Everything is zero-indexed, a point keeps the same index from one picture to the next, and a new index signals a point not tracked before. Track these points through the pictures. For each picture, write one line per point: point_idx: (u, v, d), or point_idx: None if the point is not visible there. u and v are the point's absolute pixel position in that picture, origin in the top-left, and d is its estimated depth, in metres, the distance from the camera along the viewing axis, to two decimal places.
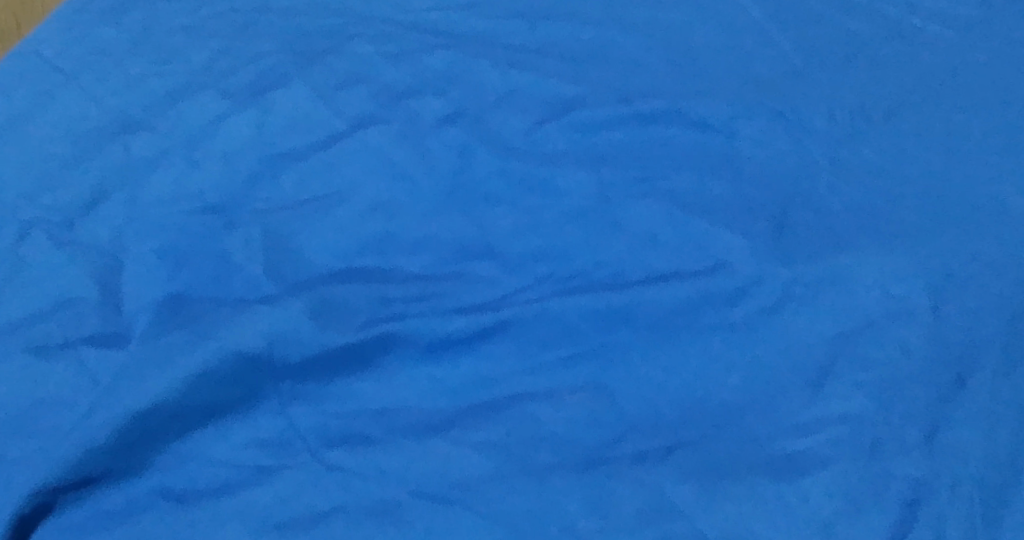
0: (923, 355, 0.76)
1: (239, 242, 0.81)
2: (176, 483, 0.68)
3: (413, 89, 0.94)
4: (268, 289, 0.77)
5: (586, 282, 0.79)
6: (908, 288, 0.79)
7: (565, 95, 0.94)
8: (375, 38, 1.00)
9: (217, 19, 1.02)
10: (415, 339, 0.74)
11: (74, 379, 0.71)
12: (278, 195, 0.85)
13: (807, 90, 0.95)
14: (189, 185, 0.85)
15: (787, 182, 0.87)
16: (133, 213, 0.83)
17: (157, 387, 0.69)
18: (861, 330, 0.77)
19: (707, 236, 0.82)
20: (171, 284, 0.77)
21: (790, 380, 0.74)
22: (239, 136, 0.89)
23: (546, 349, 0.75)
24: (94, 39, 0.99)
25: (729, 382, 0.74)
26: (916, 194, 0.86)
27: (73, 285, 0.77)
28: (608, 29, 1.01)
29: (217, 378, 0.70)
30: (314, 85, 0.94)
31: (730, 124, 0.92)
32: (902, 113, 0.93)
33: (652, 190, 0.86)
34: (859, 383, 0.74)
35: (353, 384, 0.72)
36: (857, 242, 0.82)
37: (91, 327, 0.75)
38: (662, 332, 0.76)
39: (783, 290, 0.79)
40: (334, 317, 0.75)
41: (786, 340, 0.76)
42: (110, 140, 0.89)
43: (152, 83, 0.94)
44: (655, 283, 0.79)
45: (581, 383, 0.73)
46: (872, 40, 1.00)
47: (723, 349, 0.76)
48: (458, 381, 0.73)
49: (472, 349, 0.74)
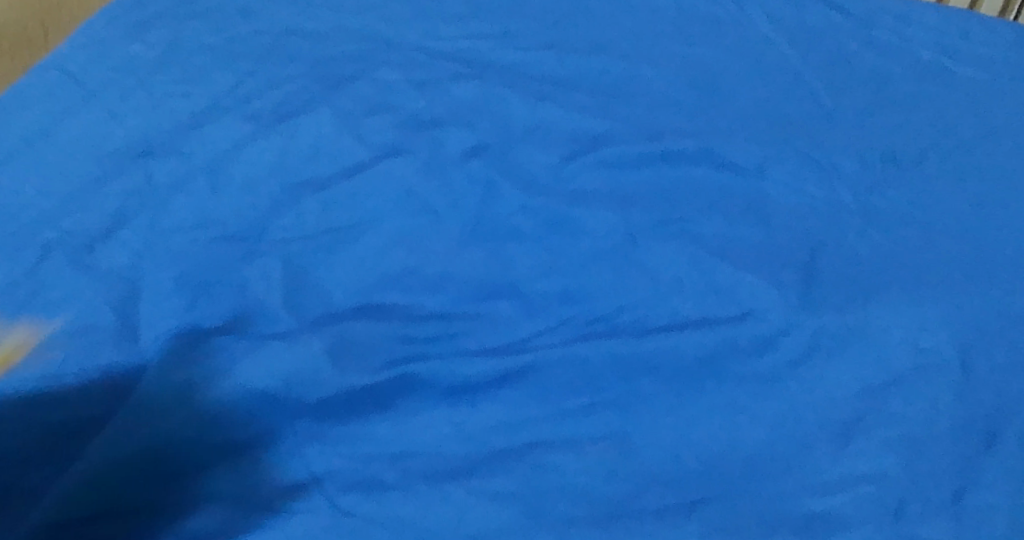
0: (950, 411, 0.74)
1: (259, 274, 0.80)
2: (161, 530, 0.64)
3: (440, 119, 0.94)
4: (287, 324, 0.76)
5: (610, 326, 0.77)
6: (939, 343, 0.78)
7: (593, 131, 0.94)
8: (402, 66, 1.00)
9: (246, 42, 1.02)
10: (435, 380, 0.72)
11: (87, 409, 0.70)
12: (300, 226, 0.84)
13: (837, 136, 0.95)
14: (211, 212, 0.85)
15: (817, 229, 0.86)
16: (154, 240, 0.82)
17: (170, 426, 0.68)
18: (889, 384, 0.76)
19: (735, 282, 0.81)
20: (189, 314, 0.77)
21: (817, 436, 0.73)
22: (263, 162, 0.89)
23: (567, 396, 0.73)
24: (122, 57, 0.99)
25: (754, 435, 0.72)
26: (944, 243, 0.86)
27: (90, 311, 0.77)
28: (636, 65, 1.02)
29: (233, 420, 0.69)
30: (342, 113, 0.93)
31: (759, 167, 0.92)
32: (930, 163, 0.93)
33: (679, 234, 0.85)
34: (885, 441, 0.73)
35: (367, 426, 0.71)
36: (888, 291, 0.81)
37: (106, 354, 0.73)
38: (687, 380, 0.75)
39: (811, 341, 0.78)
40: (353, 356, 0.73)
41: (812, 394, 0.75)
42: (132, 162, 0.88)
43: (177, 104, 0.94)
44: (682, 329, 0.77)
45: (602, 432, 0.71)
46: (901, 90, 1.01)
47: (749, 401, 0.74)
48: (477, 426, 0.71)
49: (493, 393, 0.73)
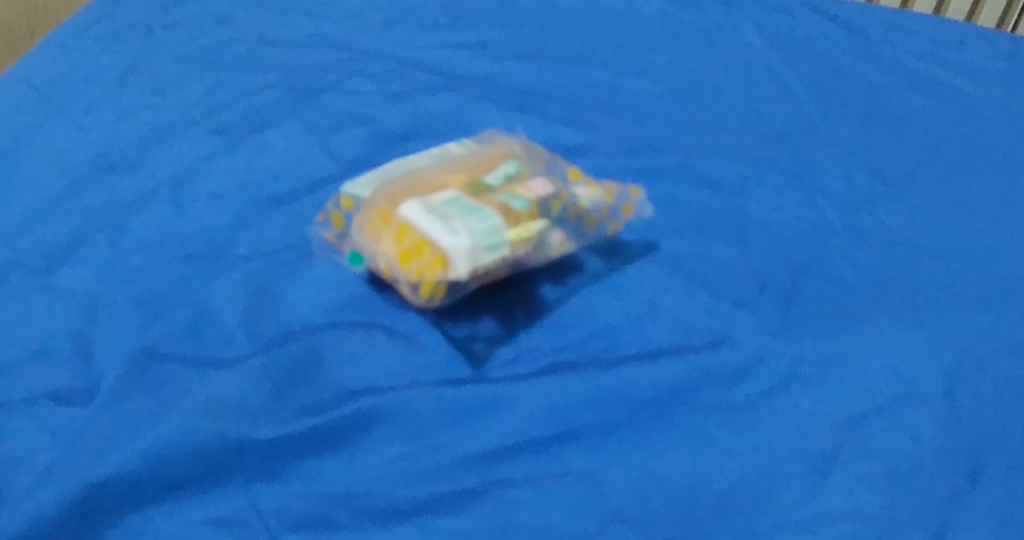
0: (933, 444, 0.72)
1: (218, 294, 0.77)
2: None
3: (414, 132, 0.91)
4: (244, 347, 0.73)
5: (578, 355, 0.75)
6: (921, 372, 0.75)
7: (571, 142, 0.91)
8: (376, 77, 0.97)
9: (217, 51, 0.99)
10: (396, 414, 0.70)
11: (33, 441, 0.67)
12: (263, 244, 0.81)
13: (822, 153, 0.93)
14: (172, 229, 0.82)
15: (799, 250, 0.84)
16: (111, 258, 0.79)
17: (114, 460, 0.65)
18: (869, 415, 0.73)
19: (711, 308, 0.78)
20: (144, 337, 0.73)
21: (793, 470, 0.70)
22: (228, 178, 0.86)
23: (535, 428, 0.70)
24: (89, 67, 0.96)
25: (728, 469, 0.69)
26: (930, 266, 0.83)
27: (41, 334, 0.74)
28: (618, 78, 0.99)
29: (179, 452, 0.65)
30: (312, 126, 0.91)
31: (740, 186, 0.89)
32: (918, 181, 0.91)
33: (655, 256, 0.82)
34: (865, 475, 0.70)
35: (321, 461, 0.68)
36: (870, 318, 0.79)
37: (57, 380, 0.71)
38: (659, 410, 0.72)
39: (789, 369, 0.75)
40: (310, 386, 0.71)
41: (789, 425, 0.72)
42: (93, 177, 0.85)
43: (143, 116, 0.91)
44: (653, 358, 0.74)
45: (566, 467, 0.68)
46: (890, 104, 0.99)
47: (723, 434, 0.71)
48: (438, 462, 0.68)
49: (457, 426, 0.70)
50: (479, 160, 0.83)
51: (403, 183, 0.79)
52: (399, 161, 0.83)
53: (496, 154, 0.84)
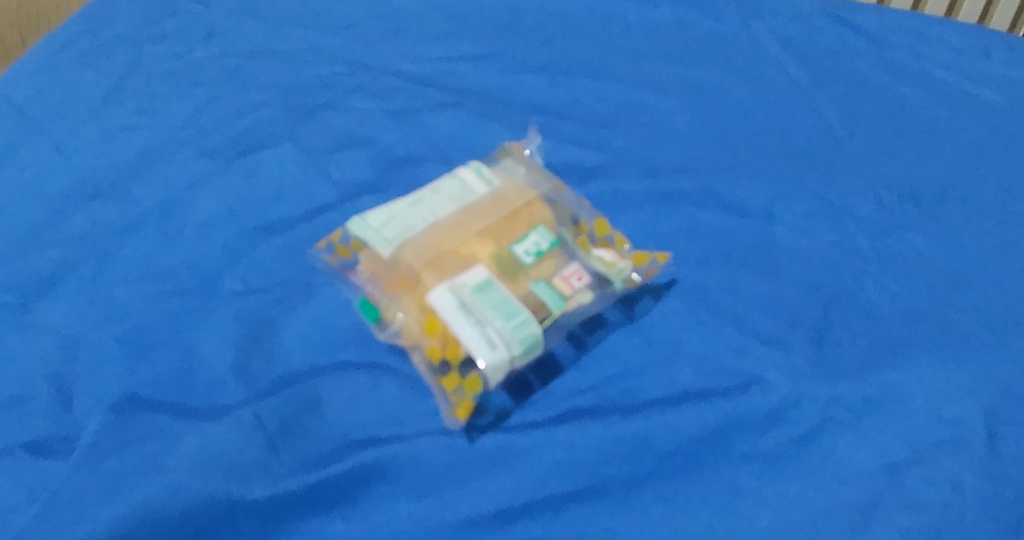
0: (978, 495, 0.67)
1: (209, 332, 0.71)
2: None
3: (418, 154, 0.86)
4: (236, 393, 0.68)
5: (597, 400, 0.69)
6: (965, 416, 0.70)
7: (585, 165, 0.85)
8: (378, 92, 0.91)
9: (208, 66, 0.93)
10: (399, 469, 0.65)
11: (8, 497, 0.63)
12: (256, 275, 0.76)
13: (853, 172, 0.87)
14: (160, 260, 0.77)
15: (831, 279, 0.78)
16: (95, 294, 0.74)
17: (96, 520, 0.61)
18: (909, 463, 0.68)
19: (738, 346, 0.73)
20: (128, 381, 0.68)
21: (828, 525, 0.65)
22: (220, 204, 0.81)
23: (549, 483, 0.65)
24: (73, 84, 0.91)
25: (758, 525, 0.64)
26: (971, 296, 0.78)
27: (20, 378, 0.69)
28: (634, 91, 0.93)
29: (167, 513, 0.61)
30: (309, 147, 0.85)
31: (766, 209, 0.83)
32: (955, 203, 0.85)
33: (678, 287, 0.76)
34: (905, 532, 0.65)
35: (320, 521, 0.63)
36: (909, 355, 0.73)
37: (36, 429, 0.66)
38: (683, 460, 0.67)
39: (823, 413, 0.69)
40: (307, 438, 0.66)
41: (824, 475, 0.67)
42: (76, 204, 0.80)
43: (131, 137, 0.86)
44: (678, 403, 0.69)
45: (584, 526, 0.63)
46: (923, 117, 0.93)
47: (752, 486, 0.66)
48: (444, 523, 0.63)
49: (465, 482, 0.64)
50: (491, 202, 0.76)
51: (426, 250, 0.72)
52: (413, 203, 0.75)
53: (523, 204, 0.76)
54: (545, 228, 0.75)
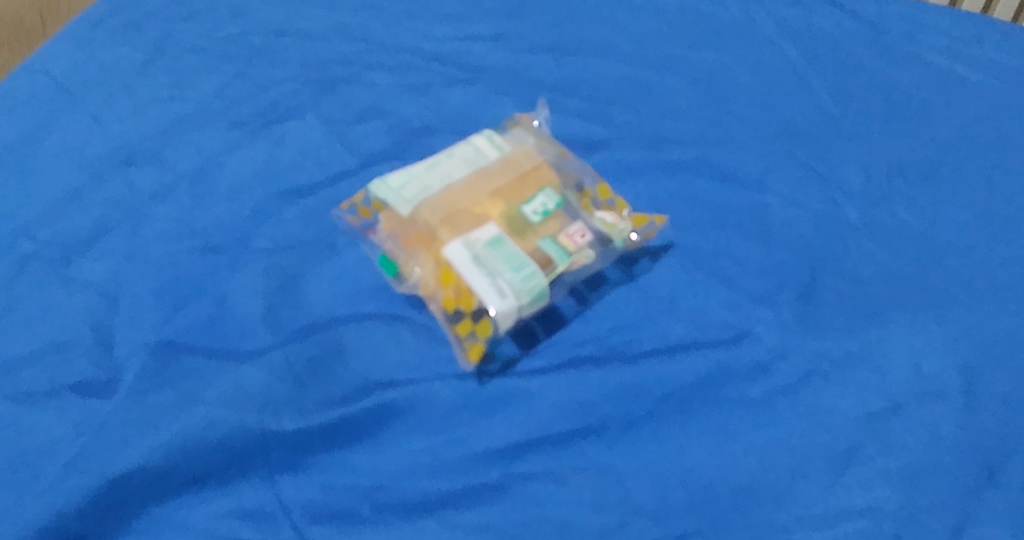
0: (952, 440, 0.72)
1: (239, 287, 0.77)
2: None
3: (433, 126, 0.91)
4: (266, 341, 0.74)
5: (598, 350, 0.75)
6: (942, 369, 0.75)
7: (591, 137, 0.91)
8: (394, 68, 0.96)
9: (234, 42, 0.99)
10: (416, 408, 0.71)
11: (58, 431, 0.69)
12: (283, 236, 0.81)
13: (844, 146, 0.92)
14: (193, 221, 0.82)
15: (820, 244, 0.83)
16: (132, 250, 0.80)
17: (139, 450, 0.67)
18: (888, 411, 0.73)
19: (731, 304, 0.78)
20: (165, 329, 0.74)
21: (811, 465, 0.70)
22: (248, 170, 0.86)
23: (555, 424, 0.70)
24: (106, 59, 0.96)
25: (746, 464, 0.70)
26: (952, 261, 0.83)
27: (65, 325, 0.75)
28: (637, 69, 0.98)
29: (204, 446, 0.67)
30: (331, 119, 0.91)
31: (760, 179, 0.88)
32: (940, 176, 0.90)
33: (676, 250, 0.82)
34: (883, 472, 0.70)
35: (344, 454, 0.69)
36: (890, 314, 0.78)
37: (81, 371, 0.72)
38: (678, 405, 0.72)
39: (809, 365, 0.75)
40: (331, 381, 0.72)
41: (808, 421, 0.72)
42: (113, 169, 0.86)
43: (163, 109, 0.92)
44: (674, 353, 0.74)
45: (586, 462, 0.69)
46: (913, 95, 0.98)
47: (741, 429, 0.71)
48: (457, 457, 0.69)
49: (477, 421, 0.71)
50: (503, 166, 0.81)
51: (441, 208, 0.77)
52: (430, 165, 0.81)
53: (531, 167, 0.81)
54: (551, 190, 0.80)
